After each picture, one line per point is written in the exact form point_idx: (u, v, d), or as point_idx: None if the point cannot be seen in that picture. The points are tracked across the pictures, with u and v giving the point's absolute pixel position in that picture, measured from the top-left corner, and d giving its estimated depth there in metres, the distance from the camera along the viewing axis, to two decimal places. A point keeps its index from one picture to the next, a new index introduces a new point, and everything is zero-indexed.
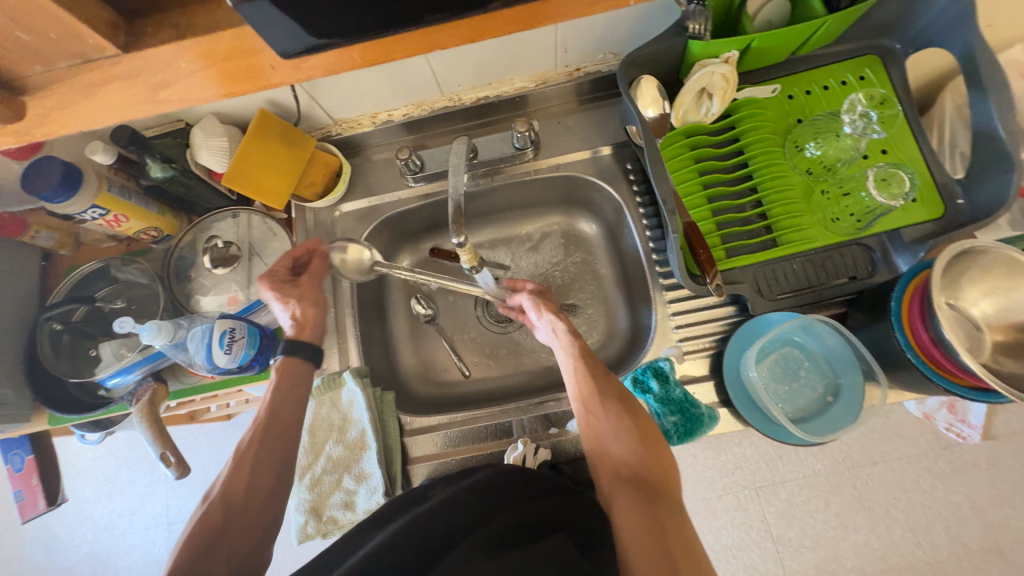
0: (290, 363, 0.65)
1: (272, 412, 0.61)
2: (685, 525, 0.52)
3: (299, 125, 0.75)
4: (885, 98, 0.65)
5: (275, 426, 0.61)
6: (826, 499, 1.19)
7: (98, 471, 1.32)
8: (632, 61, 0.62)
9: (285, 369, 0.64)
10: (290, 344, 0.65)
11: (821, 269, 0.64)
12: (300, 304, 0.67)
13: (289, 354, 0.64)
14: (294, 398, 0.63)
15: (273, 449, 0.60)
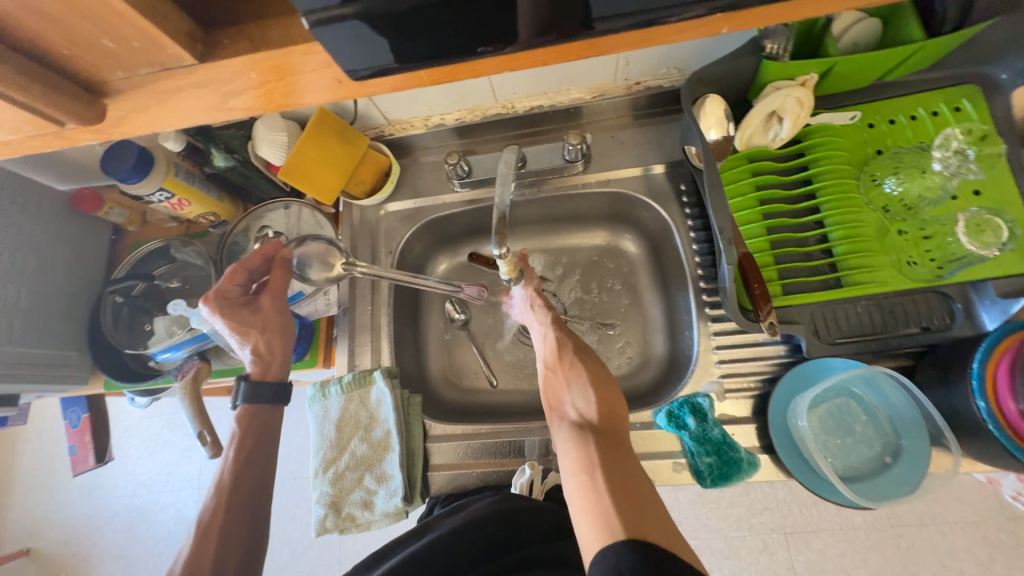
0: (254, 412, 0.65)
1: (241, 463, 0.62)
2: (625, 457, 0.51)
3: (354, 124, 0.76)
4: (987, 135, 0.58)
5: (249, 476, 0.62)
6: (865, 556, 1.10)
7: (143, 430, 1.42)
8: (699, 79, 0.59)
9: (248, 417, 0.65)
10: (252, 385, 0.65)
11: (890, 316, 0.58)
12: (254, 336, 0.66)
13: (249, 403, 0.64)
14: (263, 442, 0.64)
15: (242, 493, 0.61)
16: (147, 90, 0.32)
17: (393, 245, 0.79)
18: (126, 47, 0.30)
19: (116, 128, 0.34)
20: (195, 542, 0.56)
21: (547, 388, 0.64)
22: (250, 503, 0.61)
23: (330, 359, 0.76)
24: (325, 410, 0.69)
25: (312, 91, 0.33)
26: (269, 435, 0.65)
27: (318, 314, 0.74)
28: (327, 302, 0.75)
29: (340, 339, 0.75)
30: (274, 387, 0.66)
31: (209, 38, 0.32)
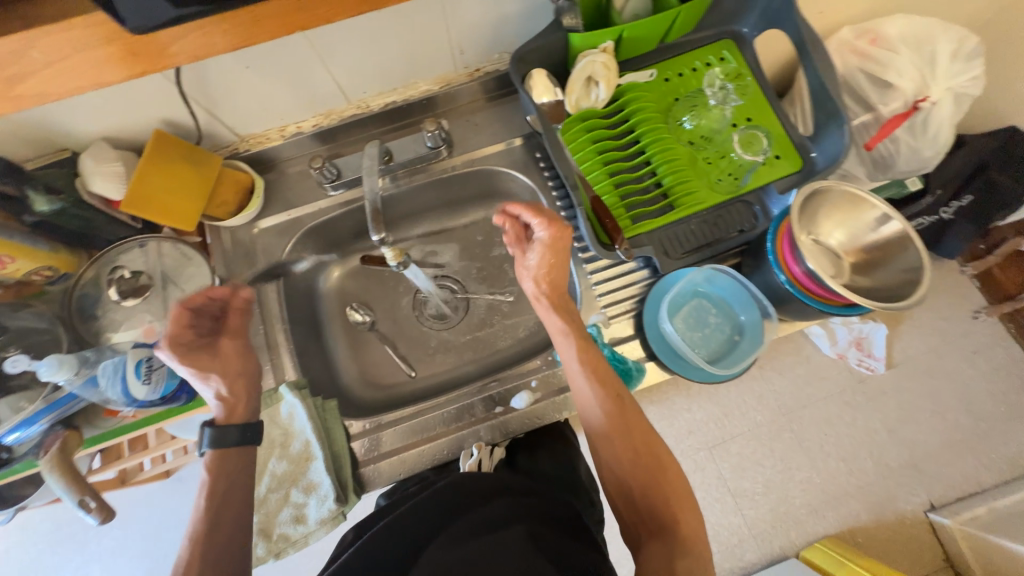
0: (225, 458, 0.60)
1: (213, 507, 0.57)
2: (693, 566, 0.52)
3: (202, 144, 0.73)
4: (739, 73, 0.76)
5: (217, 521, 0.57)
6: (769, 445, 1.30)
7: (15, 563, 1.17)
8: (520, 58, 0.68)
9: (219, 465, 0.60)
10: (218, 432, 0.60)
11: (715, 226, 0.72)
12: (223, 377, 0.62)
13: (215, 447, 0.59)
14: (234, 488, 0.59)
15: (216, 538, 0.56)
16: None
17: (275, 261, 0.77)
18: None
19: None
20: None
21: (604, 466, 0.61)
22: (230, 550, 0.56)
23: None
24: None
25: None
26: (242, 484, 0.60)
27: None
28: None
29: None
30: (240, 429, 0.61)
31: None
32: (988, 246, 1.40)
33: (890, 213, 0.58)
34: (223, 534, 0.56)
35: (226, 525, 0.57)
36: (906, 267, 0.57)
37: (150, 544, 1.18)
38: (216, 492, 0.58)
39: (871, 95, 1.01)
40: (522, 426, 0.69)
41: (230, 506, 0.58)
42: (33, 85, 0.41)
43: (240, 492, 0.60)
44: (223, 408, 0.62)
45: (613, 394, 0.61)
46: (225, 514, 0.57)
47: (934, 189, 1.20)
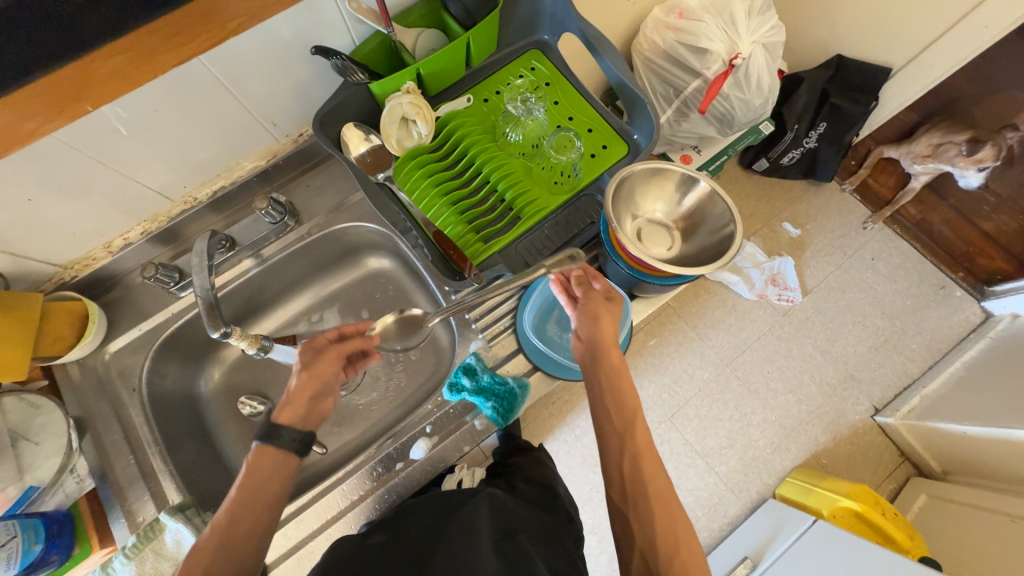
0: (265, 457, 0.51)
1: (231, 511, 0.48)
2: None
3: (15, 287, 0.68)
4: (551, 80, 0.80)
5: (219, 540, 0.47)
6: (722, 399, 1.33)
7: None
8: (323, 121, 0.67)
9: (257, 466, 0.50)
10: (269, 428, 0.52)
11: (567, 225, 0.75)
12: (302, 371, 0.57)
13: (264, 442, 0.51)
14: (263, 500, 0.49)
15: (217, 549, 0.46)
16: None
17: (135, 381, 0.72)
18: None
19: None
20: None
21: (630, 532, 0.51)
22: (244, 552, 0.47)
23: (109, 541, 0.65)
24: None
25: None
26: (282, 485, 0.51)
27: (73, 498, 0.65)
28: (78, 479, 0.66)
29: (111, 512, 0.65)
30: (296, 432, 0.53)
31: None
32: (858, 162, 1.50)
33: (695, 176, 0.61)
34: (242, 541, 0.47)
35: (235, 539, 0.47)
36: (722, 221, 0.61)
37: None
38: (247, 488, 0.49)
39: (694, 62, 1.06)
40: (427, 473, 0.68)
41: (254, 505, 0.49)
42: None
43: (273, 493, 0.50)
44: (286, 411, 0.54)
45: (651, 464, 0.54)
46: (245, 517, 0.48)
47: (790, 125, 1.32)
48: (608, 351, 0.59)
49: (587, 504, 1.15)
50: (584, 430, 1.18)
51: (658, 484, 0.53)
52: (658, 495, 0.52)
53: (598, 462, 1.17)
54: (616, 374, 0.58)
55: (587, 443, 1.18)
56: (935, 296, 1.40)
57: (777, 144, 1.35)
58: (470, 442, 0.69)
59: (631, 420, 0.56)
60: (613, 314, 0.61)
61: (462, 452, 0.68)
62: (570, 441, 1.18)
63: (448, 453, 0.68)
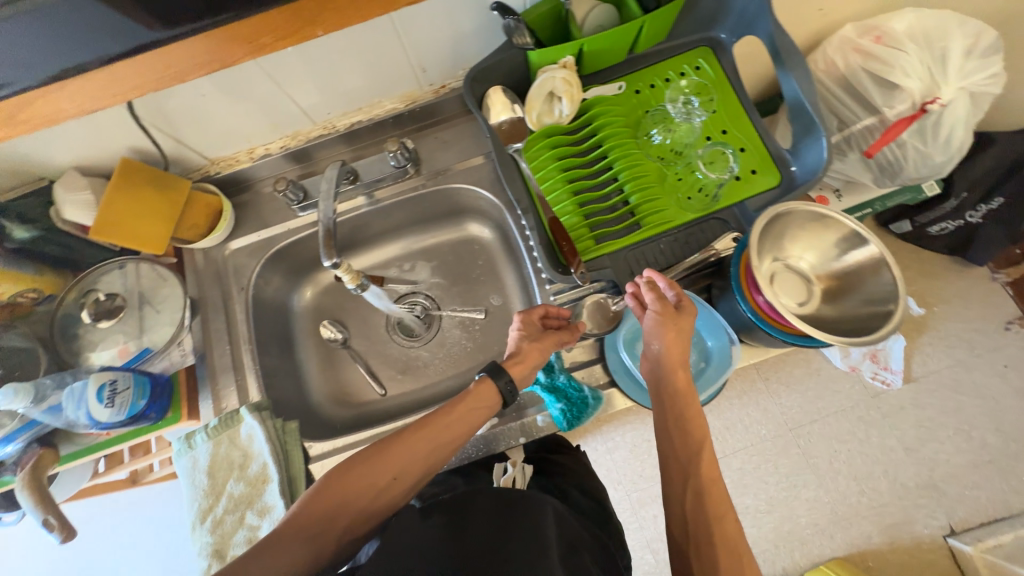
0: (488, 389, 0.58)
1: (441, 423, 0.55)
2: None
3: (172, 169, 0.75)
4: (712, 84, 0.73)
5: (428, 440, 0.54)
6: (774, 461, 1.22)
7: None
8: (475, 78, 0.65)
9: (479, 394, 0.58)
10: (495, 366, 0.59)
11: (685, 244, 0.69)
12: (528, 339, 0.62)
13: (491, 378, 0.59)
14: (467, 427, 0.57)
15: (420, 446, 0.54)
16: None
17: (244, 280, 0.78)
18: None
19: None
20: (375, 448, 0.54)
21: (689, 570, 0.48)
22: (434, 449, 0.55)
23: (196, 413, 0.72)
24: (193, 461, 0.66)
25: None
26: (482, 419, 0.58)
27: (175, 367, 0.72)
28: (182, 352, 0.73)
29: (202, 389, 0.73)
30: (511, 384, 0.59)
31: None
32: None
33: (865, 235, 0.53)
34: (438, 442, 0.55)
35: (438, 445, 0.55)
36: (881, 294, 0.52)
37: None
38: (460, 408, 0.57)
39: (875, 97, 0.93)
40: (478, 453, 0.68)
41: (450, 426, 0.56)
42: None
43: (472, 423, 0.57)
44: (513, 363, 0.61)
45: (717, 503, 0.49)
46: (444, 428, 0.55)
47: (959, 192, 1.09)
48: (675, 373, 0.55)
49: None
50: (616, 445, 1.10)
51: (724, 527, 0.48)
52: (724, 536, 0.48)
53: (621, 481, 1.09)
54: (686, 391, 0.54)
55: (618, 460, 1.10)
56: None
57: (933, 210, 1.14)
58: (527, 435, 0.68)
59: (693, 451, 0.51)
60: (681, 327, 0.57)
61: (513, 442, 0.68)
62: (600, 451, 1.10)
63: (506, 441, 0.68)
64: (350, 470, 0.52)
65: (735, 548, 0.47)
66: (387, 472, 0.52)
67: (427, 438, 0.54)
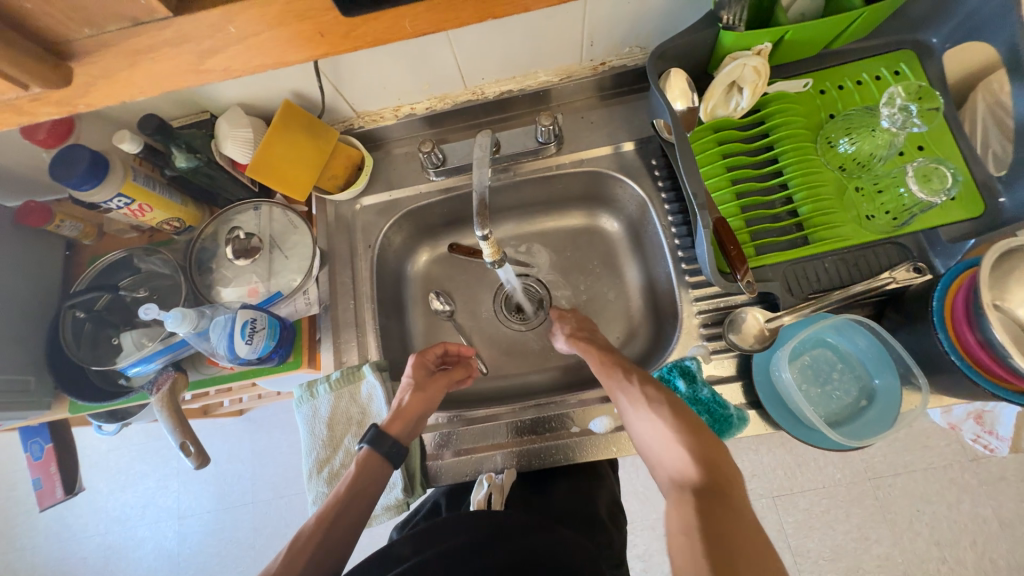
0: (372, 457, 0.60)
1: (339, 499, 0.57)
2: None
3: (323, 117, 0.75)
4: (926, 91, 0.61)
5: (333, 519, 0.55)
6: (846, 509, 1.14)
7: (129, 459, 1.44)
8: (661, 55, 0.61)
9: (368, 460, 0.60)
10: (375, 434, 0.60)
11: (854, 267, 0.62)
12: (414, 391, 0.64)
13: (373, 446, 0.60)
14: (369, 492, 0.58)
15: (346, 509, 0.56)
16: (116, 50, 0.32)
17: (372, 239, 0.78)
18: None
19: (82, 97, 0.34)
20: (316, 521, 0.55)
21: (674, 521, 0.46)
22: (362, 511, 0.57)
23: (315, 362, 0.73)
24: (314, 410, 0.67)
25: (292, 50, 0.33)
26: (381, 484, 0.59)
27: (299, 314, 0.72)
28: (307, 301, 0.73)
29: (324, 338, 0.73)
30: (395, 443, 0.60)
31: None
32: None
33: None
34: (361, 495, 0.57)
35: (336, 533, 0.55)
36: None
37: (220, 470, 1.40)
38: (362, 476, 0.59)
39: None
40: (473, 472, 0.66)
41: (369, 485, 0.58)
42: (221, 62, 0.33)
43: (375, 484, 0.59)
44: (392, 422, 0.62)
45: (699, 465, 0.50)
46: (363, 482, 0.58)
47: None
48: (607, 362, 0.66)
49: (644, 530, 1.12)
50: None
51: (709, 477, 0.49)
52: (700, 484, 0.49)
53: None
54: (657, 398, 0.57)
55: None
56: None
57: None
58: (568, 455, 0.65)
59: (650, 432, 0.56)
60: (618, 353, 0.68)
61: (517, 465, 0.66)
62: None
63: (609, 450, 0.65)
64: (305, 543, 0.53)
65: (716, 493, 0.47)
66: (300, 554, 0.52)
67: (331, 508, 0.56)
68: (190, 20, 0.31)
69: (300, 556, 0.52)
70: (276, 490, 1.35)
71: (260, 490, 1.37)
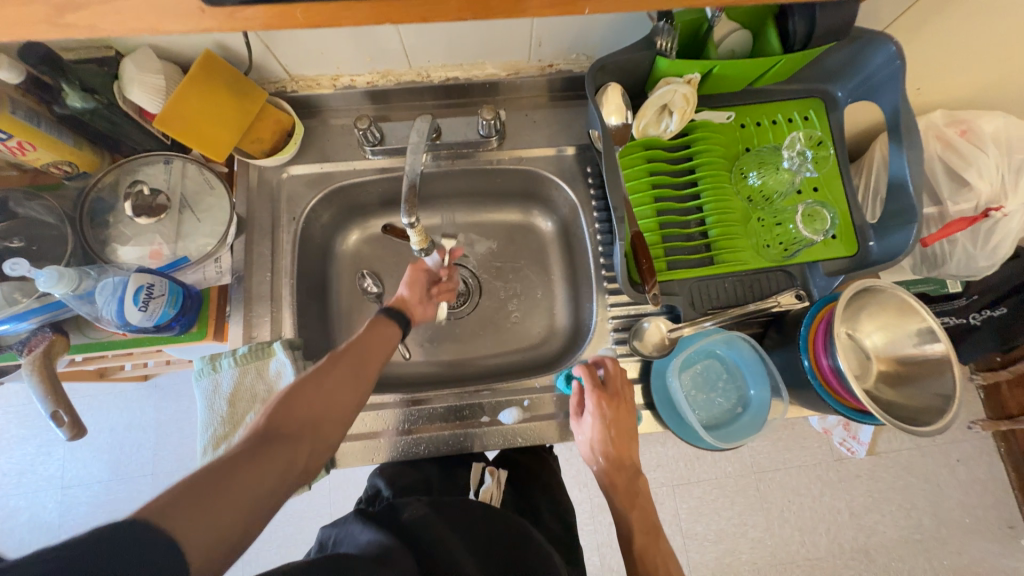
0: (387, 312, 0.65)
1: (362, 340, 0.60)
2: None
3: (250, 75, 0.70)
4: (821, 140, 0.71)
5: (357, 352, 0.58)
6: (731, 498, 1.29)
7: (5, 421, 1.29)
8: (601, 67, 0.63)
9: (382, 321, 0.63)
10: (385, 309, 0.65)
11: (749, 289, 0.69)
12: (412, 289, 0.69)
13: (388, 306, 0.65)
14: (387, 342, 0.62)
15: (349, 363, 0.57)
16: None
17: (297, 211, 0.74)
18: None
19: None
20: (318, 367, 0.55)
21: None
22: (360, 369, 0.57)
23: (222, 333, 0.70)
24: (215, 385, 0.64)
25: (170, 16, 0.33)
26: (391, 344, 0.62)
27: (208, 283, 0.69)
28: (218, 270, 0.69)
29: (233, 311, 0.69)
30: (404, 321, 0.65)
31: None
32: (1005, 361, 1.24)
33: (938, 332, 0.55)
34: (361, 356, 0.58)
35: (365, 359, 0.58)
36: (937, 392, 0.55)
37: (116, 438, 1.29)
38: (371, 334, 0.61)
39: (943, 188, 0.92)
40: (400, 454, 0.67)
41: (367, 354, 0.59)
42: (84, 19, 0.32)
43: (379, 350, 0.60)
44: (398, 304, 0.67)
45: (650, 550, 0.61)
46: (361, 351, 0.59)
47: (971, 293, 1.05)
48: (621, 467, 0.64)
49: None
50: None
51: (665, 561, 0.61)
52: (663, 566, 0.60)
53: (587, 484, 1.19)
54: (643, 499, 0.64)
55: None
56: (998, 531, 1.26)
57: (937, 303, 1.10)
58: (476, 444, 0.68)
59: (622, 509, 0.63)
60: (645, 503, 0.64)
61: (430, 452, 0.68)
62: None
63: (515, 440, 0.68)
64: (304, 386, 0.53)
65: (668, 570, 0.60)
66: (330, 376, 0.55)
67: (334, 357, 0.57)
68: None
69: (329, 370, 0.55)
70: (181, 462, 1.27)
71: (162, 462, 1.28)
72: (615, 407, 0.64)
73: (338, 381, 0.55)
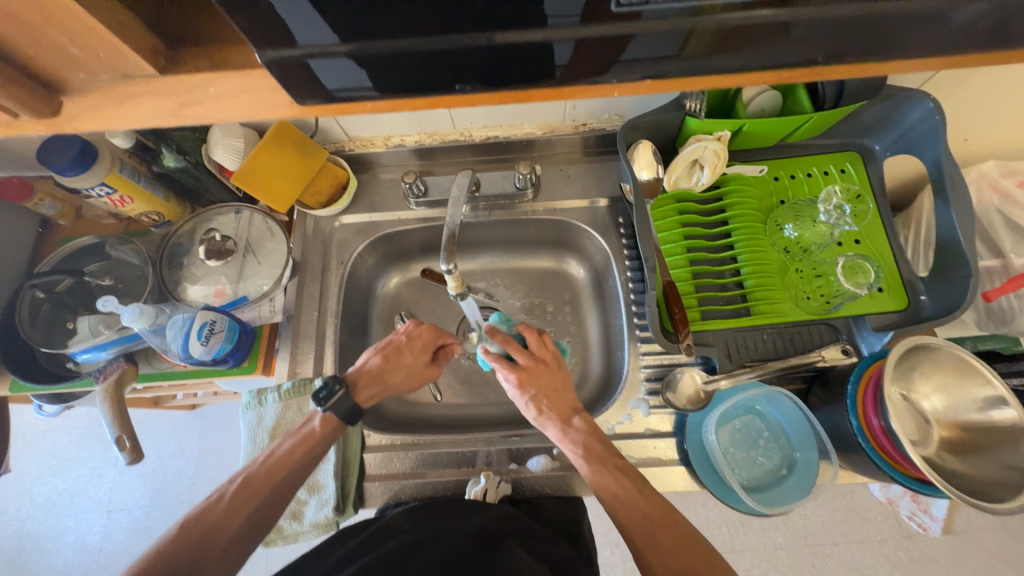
0: (327, 426, 0.60)
1: (271, 468, 0.57)
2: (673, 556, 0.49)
3: (314, 137, 0.79)
4: (859, 194, 0.71)
5: (264, 486, 0.56)
6: (783, 574, 1.16)
7: (67, 442, 1.39)
8: (633, 126, 0.67)
9: (324, 429, 0.61)
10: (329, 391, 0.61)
11: (790, 342, 0.67)
12: (392, 356, 0.68)
13: (333, 410, 0.60)
14: (309, 466, 0.59)
15: (253, 497, 0.55)
16: (104, 93, 0.36)
17: (345, 256, 0.80)
18: (90, 54, 0.34)
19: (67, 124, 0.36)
20: (212, 500, 0.55)
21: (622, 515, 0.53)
22: (266, 499, 0.56)
23: (270, 368, 0.74)
24: (259, 418, 0.68)
25: (261, 111, 0.37)
26: (318, 459, 0.60)
27: (261, 320, 0.74)
28: (272, 308, 0.74)
29: (281, 347, 0.74)
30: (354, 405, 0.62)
31: (171, 54, 0.37)
32: None
33: (1007, 397, 0.51)
34: (272, 478, 0.57)
35: (279, 487, 0.57)
36: (1013, 464, 0.50)
37: (161, 464, 1.36)
38: (294, 453, 0.59)
39: (1003, 239, 0.87)
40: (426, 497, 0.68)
41: (274, 481, 0.57)
42: (199, 111, 0.36)
43: (293, 474, 0.58)
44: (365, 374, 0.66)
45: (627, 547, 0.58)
46: (266, 477, 0.57)
47: None
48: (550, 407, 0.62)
49: None
50: None
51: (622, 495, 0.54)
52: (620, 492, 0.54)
53: (620, 545, 1.12)
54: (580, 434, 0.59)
55: None
56: None
57: None
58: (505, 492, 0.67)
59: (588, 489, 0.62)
60: (588, 438, 0.58)
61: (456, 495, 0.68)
62: None
63: (542, 488, 0.67)
64: (194, 526, 0.52)
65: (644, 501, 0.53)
66: (228, 519, 0.53)
67: (241, 485, 0.56)
68: (175, 78, 0.36)
69: (234, 502, 0.54)
70: None
71: (199, 491, 1.32)
72: (534, 368, 0.63)
73: (243, 509, 0.54)
